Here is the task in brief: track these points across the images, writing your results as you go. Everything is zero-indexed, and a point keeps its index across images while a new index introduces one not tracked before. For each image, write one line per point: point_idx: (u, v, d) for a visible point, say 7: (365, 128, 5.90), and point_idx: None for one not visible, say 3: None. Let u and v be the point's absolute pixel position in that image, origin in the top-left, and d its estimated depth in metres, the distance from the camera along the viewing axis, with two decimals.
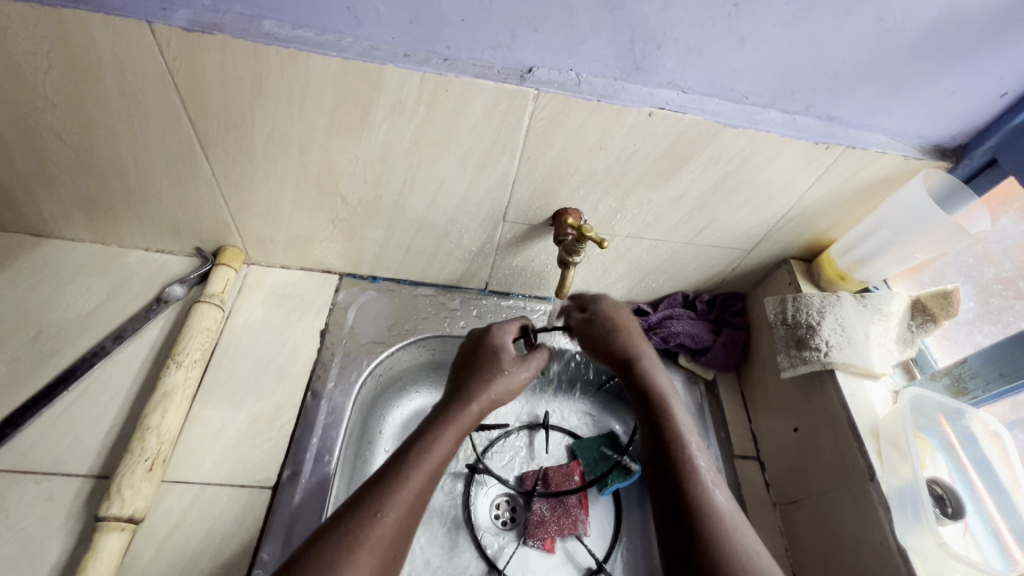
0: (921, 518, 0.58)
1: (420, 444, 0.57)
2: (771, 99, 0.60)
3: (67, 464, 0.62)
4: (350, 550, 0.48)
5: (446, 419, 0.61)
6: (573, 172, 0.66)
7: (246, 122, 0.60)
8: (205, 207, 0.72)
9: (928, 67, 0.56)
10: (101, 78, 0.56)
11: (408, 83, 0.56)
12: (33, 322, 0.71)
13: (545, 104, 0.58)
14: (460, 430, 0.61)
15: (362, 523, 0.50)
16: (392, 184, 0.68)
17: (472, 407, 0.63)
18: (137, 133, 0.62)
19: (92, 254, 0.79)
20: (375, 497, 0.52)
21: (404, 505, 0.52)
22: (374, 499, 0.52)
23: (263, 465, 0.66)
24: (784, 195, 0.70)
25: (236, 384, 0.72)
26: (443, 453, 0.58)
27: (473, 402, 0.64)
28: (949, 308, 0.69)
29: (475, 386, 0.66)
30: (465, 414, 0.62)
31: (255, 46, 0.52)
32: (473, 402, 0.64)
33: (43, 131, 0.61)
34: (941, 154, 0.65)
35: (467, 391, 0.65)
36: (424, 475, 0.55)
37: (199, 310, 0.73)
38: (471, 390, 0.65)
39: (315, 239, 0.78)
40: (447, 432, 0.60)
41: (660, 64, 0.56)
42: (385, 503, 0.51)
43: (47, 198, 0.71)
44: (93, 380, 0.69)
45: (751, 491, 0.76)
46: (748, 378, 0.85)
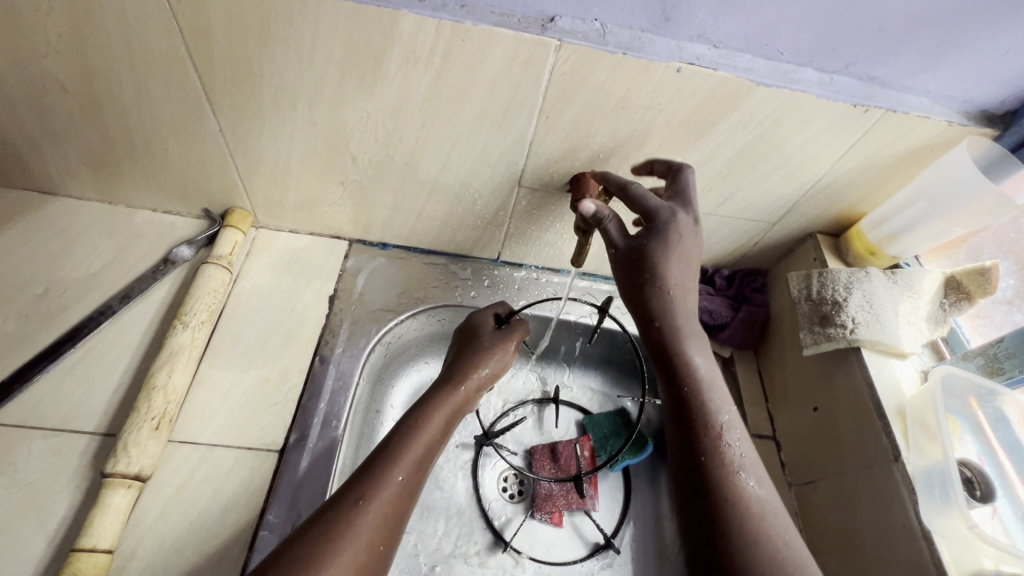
0: (950, 500, 0.55)
1: (407, 428, 0.57)
2: (809, 56, 0.56)
3: (74, 421, 0.62)
4: (335, 537, 0.47)
5: (433, 403, 0.61)
6: (593, 134, 0.63)
7: (254, 73, 0.58)
8: (212, 166, 0.71)
9: (983, 22, 0.52)
10: (103, 22, 0.54)
11: (422, 32, 0.53)
12: (40, 279, 0.71)
13: (567, 57, 0.54)
14: (444, 416, 0.60)
15: (345, 512, 0.48)
16: (404, 143, 0.65)
17: (460, 390, 0.64)
18: (143, 84, 0.60)
19: (99, 213, 0.77)
20: (358, 484, 0.51)
21: (391, 490, 0.51)
22: (361, 485, 0.51)
23: (270, 429, 0.65)
24: (815, 163, 0.67)
25: (244, 348, 0.71)
26: (428, 440, 0.57)
27: (460, 387, 0.64)
28: (987, 286, 0.65)
29: (462, 370, 0.66)
30: (451, 398, 0.63)
31: None
32: (460, 387, 0.64)
33: (45, 80, 0.59)
34: (987, 121, 0.61)
35: (454, 375, 0.65)
36: (410, 462, 0.54)
37: (206, 272, 0.71)
38: (458, 374, 0.66)
39: (324, 202, 0.76)
40: (435, 418, 0.60)
41: (692, 15, 0.52)
42: (368, 490, 0.50)
43: (52, 153, 0.69)
44: (100, 339, 0.68)
45: (765, 470, 0.75)
46: (767, 356, 0.83)
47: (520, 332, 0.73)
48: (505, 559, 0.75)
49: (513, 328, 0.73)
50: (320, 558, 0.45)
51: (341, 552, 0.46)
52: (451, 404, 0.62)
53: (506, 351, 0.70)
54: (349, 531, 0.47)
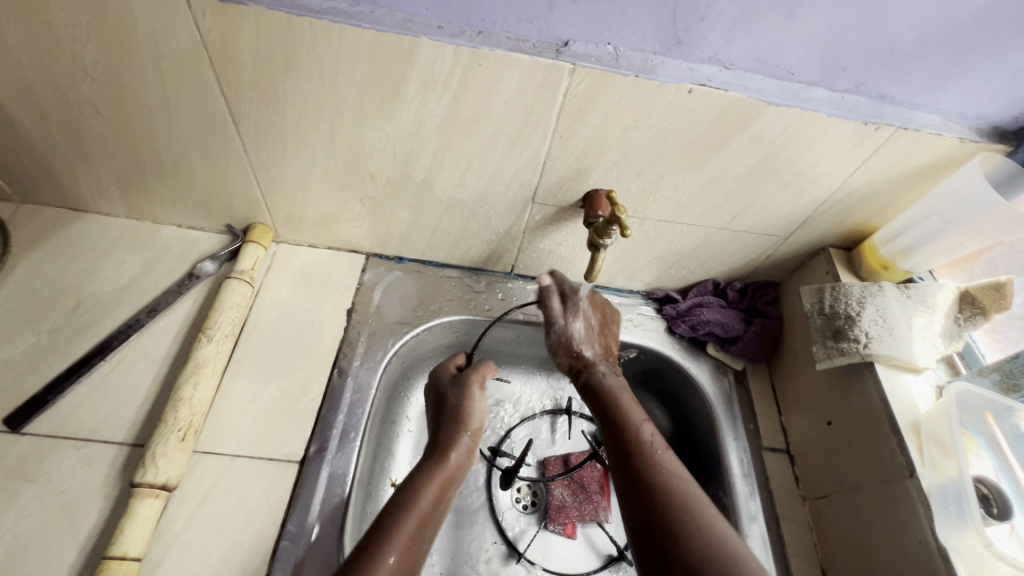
0: (965, 518, 0.55)
1: (396, 508, 0.58)
2: (819, 75, 0.57)
3: (104, 431, 0.64)
4: None
5: (425, 477, 0.62)
6: (605, 152, 0.64)
7: (278, 98, 0.60)
8: (237, 184, 0.73)
9: (993, 44, 0.53)
10: (138, 51, 0.56)
11: (440, 57, 0.55)
12: (72, 293, 0.73)
13: (581, 80, 0.56)
14: (435, 491, 0.61)
15: None
16: (421, 162, 0.67)
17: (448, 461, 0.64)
18: (173, 107, 0.62)
19: (127, 229, 0.80)
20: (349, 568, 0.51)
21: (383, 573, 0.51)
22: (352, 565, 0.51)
23: (290, 440, 0.67)
24: (828, 178, 0.67)
25: (265, 360, 0.73)
26: (417, 521, 0.57)
27: (451, 454, 0.65)
28: (1002, 300, 0.65)
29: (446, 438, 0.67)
30: (439, 473, 0.63)
31: (289, 16, 0.52)
32: (451, 454, 0.65)
33: (81, 105, 0.62)
34: (1000, 137, 0.61)
35: (440, 446, 0.66)
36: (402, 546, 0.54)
37: (230, 286, 0.74)
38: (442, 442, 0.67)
39: (342, 218, 0.78)
40: (425, 495, 0.60)
41: (703, 38, 0.54)
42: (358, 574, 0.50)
43: (85, 172, 0.72)
44: (128, 352, 0.70)
45: (779, 484, 0.75)
46: (780, 369, 0.83)
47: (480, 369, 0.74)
48: (518, 569, 0.76)
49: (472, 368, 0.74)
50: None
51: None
52: (442, 477, 0.63)
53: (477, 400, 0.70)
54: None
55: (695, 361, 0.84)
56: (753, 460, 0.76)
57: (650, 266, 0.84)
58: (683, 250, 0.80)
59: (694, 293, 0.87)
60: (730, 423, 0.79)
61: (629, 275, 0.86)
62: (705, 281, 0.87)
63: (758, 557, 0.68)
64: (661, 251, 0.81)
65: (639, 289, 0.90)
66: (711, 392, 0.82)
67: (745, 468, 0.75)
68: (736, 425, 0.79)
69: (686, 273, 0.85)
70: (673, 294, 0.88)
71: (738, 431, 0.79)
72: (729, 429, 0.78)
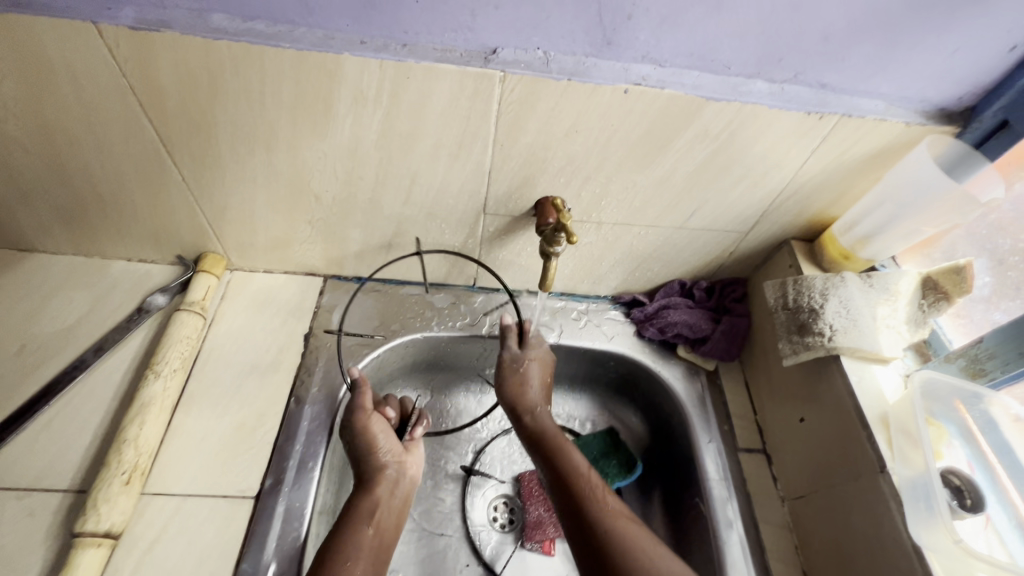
0: (936, 512, 0.54)
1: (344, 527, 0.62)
2: (756, 68, 0.56)
3: (47, 479, 0.61)
4: None
5: (358, 504, 0.65)
6: (550, 158, 0.63)
7: (207, 123, 0.59)
8: (180, 214, 0.71)
9: (927, 23, 0.52)
10: (57, 85, 0.55)
11: (367, 72, 0.53)
12: (15, 336, 0.71)
13: (513, 87, 0.55)
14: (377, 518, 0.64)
15: None
16: (364, 180, 0.66)
17: (379, 478, 0.67)
18: (102, 140, 0.61)
19: (75, 265, 0.78)
20: None
21: None
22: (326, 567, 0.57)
23: (246, 475, 0.65)
24: (779, 170, 0.66)
25: (219, 393, 0.71)
26: (370, 547, 0.61)
27: (377, 481, 0.67)
28: (964, 285, 0.64)
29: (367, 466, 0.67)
30: (377, 492, 0.66)
31: (204, 41, 0.50)
32: (377, 482, 0.67)
33: (9, 144, 0.61)
34: (947, 119, 0.60)
35: (366, 476, 0.67)
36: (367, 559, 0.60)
37: (179, 319, 0.72)
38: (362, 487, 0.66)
39: (293, 241, 0.76)
40: (362, 521, 0.63)
41: (633, 37, 0.53)
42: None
43: (24, 212, 0.70)
44: (75, 394, 0.68)
45: (756, 486, 0.73)
46: (752, 367, 0.81)
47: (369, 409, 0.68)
48: None
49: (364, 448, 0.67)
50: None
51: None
52: (384, 488, 0.67)
53: (380, 439, 0.68)
54: None
55: (666, 365, 0.83)
56: (730, 463, 0.74)
57: (614, 269, 0.82)
58: (644, 252, 0.79)
59: (661, 295, 0.85)
60: (705, 426, 0.77)
61: (594, 280, 0.85)
62: (671, 281, 0.85)
63: (738, 563, 0.66)
64: (623, 255, 0.79)
65: (606, 294, 0.88)
66: (682, 396, 0.80)
67: (721, 471, 0.73)
68: (710, 428, 0.77)
69: (651, 274, 0.84)
70: (640, 297, 0.87)
71: (713, 433, 0.77)
72: (703, 432, 0.77)
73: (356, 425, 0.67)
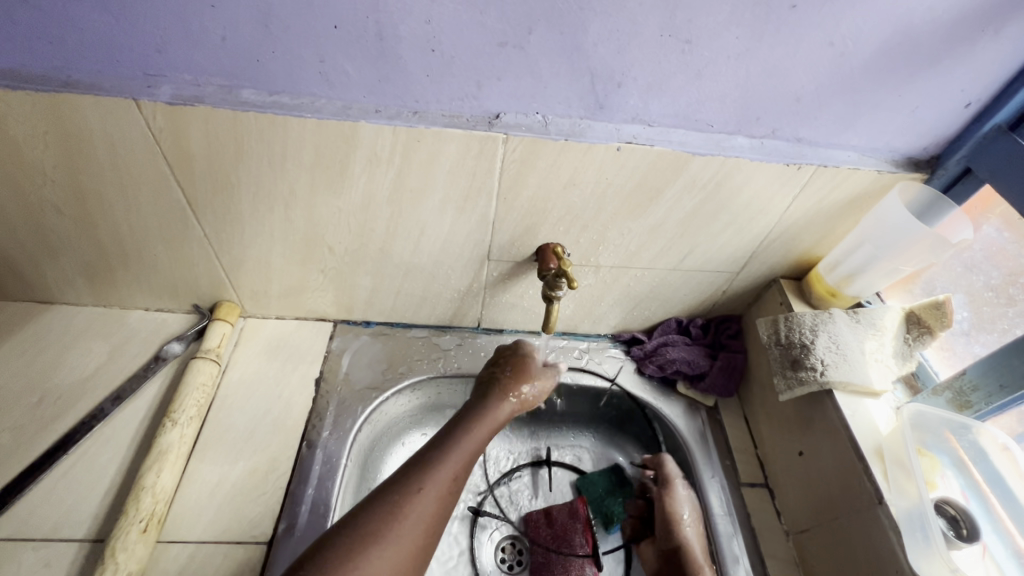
0: (932, 543, 0.56)
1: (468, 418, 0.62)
2: (737, 125, 0.61)
3: (65, 529, 0.63)
4: (391, 517, 0.52)
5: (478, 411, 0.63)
6: (549, 209, 0.68)
7: (231, 184, 0.63)
8: (200, 266, 0.75)
9: (889, 84, 0.57)
10: (94, 153, 0.59)
11: (381, 137, 0.58)
12: (36, 387, 0.73)
13: (515, 147, 0.60)
14: (484, 437, 0.61)
15: (408, 493, 0.54)
16: (376, 232, 0.70)
17: (491, 413, 0.63)
18: (131, 200, 0.65)
19: (94, 316, 0.81)
20: (412, 479, 0.55)
21: (439, 485, 0.56)
22: (415, 476, 0.55)
23: (259, 520, 0.66)
24: (764, 215, 0.70)
25: (232, 439, 0.72)
26: (453, 474, 0.57)
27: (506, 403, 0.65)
28: (944, 319, 0.67)
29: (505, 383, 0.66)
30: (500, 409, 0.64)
31: (235, 113, 0.55)
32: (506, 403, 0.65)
33: (44, 206, 0.65)
34: (915, 166, 0.66)
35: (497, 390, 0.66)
36: (445, 482, 0.56)
37: (195, 366, 0.74)
38: (483, 405, 0.63)
39: (306, 289, 0.79)
40: (476, 431, 0.61)
41: (623, 102, 0.58)
42: (420, 483, 0.55)
43: (50, 267, 0.74)
44: (92, 443, 0.70)
45: (760, 520, 0.74)
46: (750, 401, 0.84)
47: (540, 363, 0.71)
48: None
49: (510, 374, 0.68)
50: (395, 510, 0.53)
51: (397, 534, 0.52)
52: (489, 423, 0.62)
53: (533, 386, 0.68)
54: (405, 514, 0.53)
55: (667, 401, 0.85)
56: (733, 499, 0.76)
57: (613, 309, 0.86)
58: (641, 292, 0.83)
59: (660, 333, 0.88)
60: (707, 461, 0.79)
61: (594, 320, 0.88)
62: (668, 319, 0.88)
63: None
64: (621, 295, 0.83)
65: (606, 332, 0.90)
66: (683, 433, 0.82)
67: (724, 506, 0.75)
68: (712, 463, 0.79)
69: (649, 313, 0.87)
70: (639, 335, 0.89)
71: (715, 468, 0.79)
72: (705, 467, 0.79)
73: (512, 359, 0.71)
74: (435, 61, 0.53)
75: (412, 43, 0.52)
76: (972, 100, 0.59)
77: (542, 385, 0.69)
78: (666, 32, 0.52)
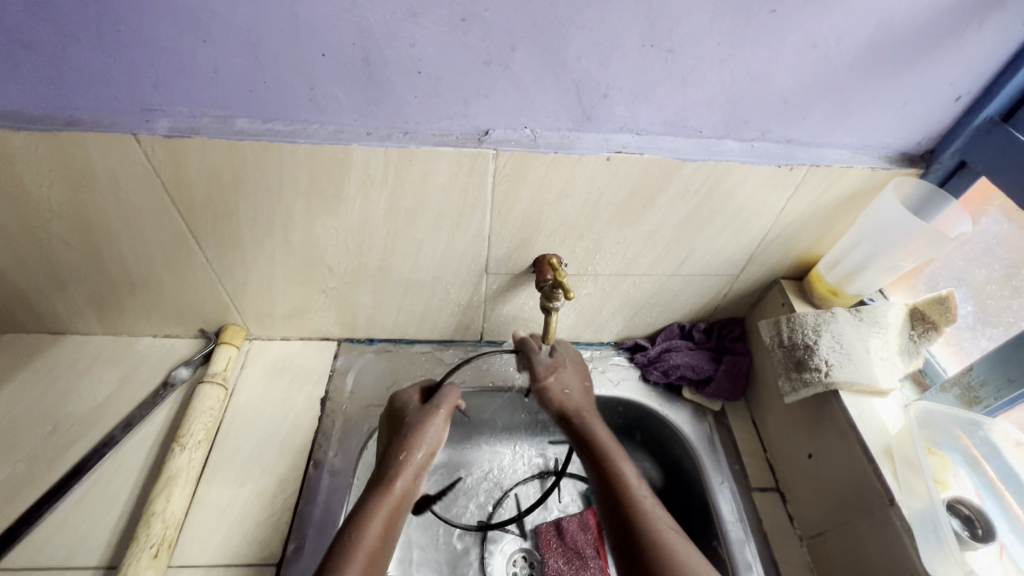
0: (945, 544, 0.55)
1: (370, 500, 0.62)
2: (726, 130, 0.61)
3: (78, 556, 0.64)
4: None
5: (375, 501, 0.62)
6: (544, 221, 0.68)
7: (231, 211, 0.65)
8: (204, 291, 0.76)
9: (875, 82, 0.57)
10: (98, 187, 0.61)
11: (373, 159, 0.59)
12: (50, 417, 0.75)
13: (505, 162, 0.60)
14: (381, 521, 0.60)
15: None
16: (374, 251, 0.71)
17: (385, 498, 0.62)
18: (134, 231, 0.66)
19: (104, 345, 0.83)
20: None
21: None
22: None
23: (268, 541, 0.66)
24: (759, 217, 0.70)
25: (240, 462, 0.73)
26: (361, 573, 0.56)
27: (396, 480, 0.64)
28: (948, 314, 0.66)
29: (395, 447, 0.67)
30: (396, 481, 0.64)
31: (230, 142, 0.57)
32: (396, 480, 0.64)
33: (51, 240, 0.67)
34: (909, 162, 0.65)
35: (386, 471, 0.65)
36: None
37: (203, 390, 0.75)
38: (371, 492, 0.63)
39: (309, 309, 0.80)
40: (373, 523, 0.60)
41: (610, 112, 0.59)
42: None
43: (60, 298, 0.75)
44: (105, 470, 0.71)
45: (773, 526, 0.73)
46: (757, 405, 0.83)
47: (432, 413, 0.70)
48: None
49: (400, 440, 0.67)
50: None
51: None
52: (385, 510, 0.61)
53: (422, 450, 0.67)
54: None
55: (673, 407, 0.85)
56: (745, 504, 0.75)
57: (614, 316, 0.85)
58: (642, 299, 0.82)
59: (662, 338, 0.88)
60: (716, 466, 0.78)
61: (596, 328, 0.88)
62: (671, 325, 0.88)
63: None
64: (621, 302, 0.83)
65: (609, 340, 0.90)
66: (692, 438, 0.81)
67: (735, 512, 0.74)
68: (721, 468, 0.78)
69: (651, 320, 0.87)
70: (642, 342, 0.89)
71: (725, 474, 0.78)
72: (715, 472, 0.78)
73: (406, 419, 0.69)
74: (422, 83, 0.55)
75: (399, 67, 0.53)
76: (963, 93, 0.59)
77: (434, 436, 0.68)
78: (648, 42, 0.52)
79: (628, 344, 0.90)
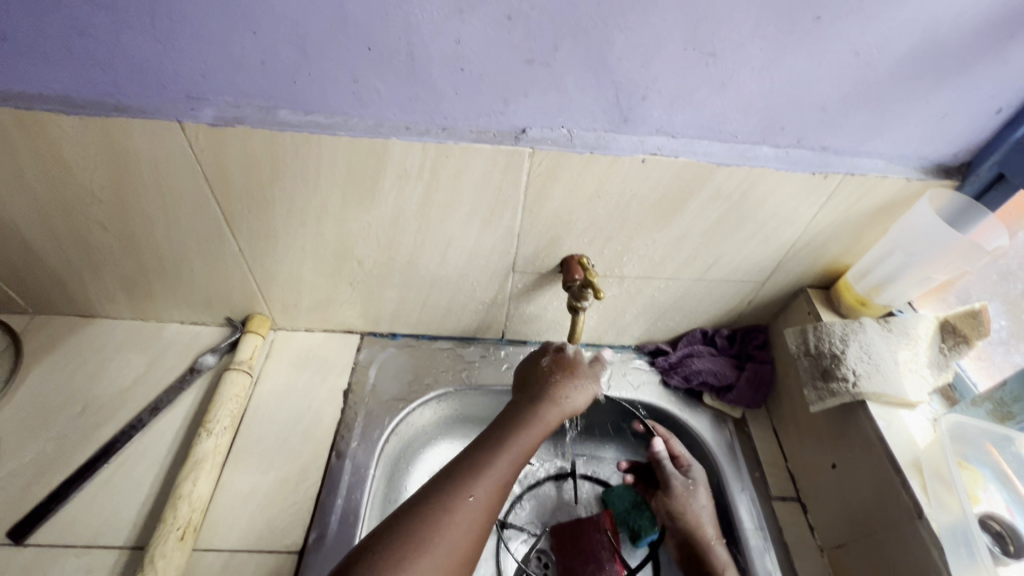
0: (977, 559, 0.55)
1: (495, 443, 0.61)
2: (762, 135, 0.61)
3: (105, 536, 0.65)
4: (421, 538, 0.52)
5: (520, 425, 0.63)
6: (574, 222, 0.68)
7: (267, 201, 0.65)
8: (234, 279, 0.77)
9: (915, 94, 0.57)
10: (139, 173, 0.62)
11: (410, 153, 0.60)
12: (79, 398, 0.76)
13: (541, 160, 0.61)
14: (514, 459, 0.60)
15: (431, 520, 0.53)
16: (403, 245, 0.71)
17: (535, 427, 0.63)
18: (171, 217, 0.67)
19: (132, 329, 0.84)
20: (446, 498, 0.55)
21: (477, 504, 0.56)
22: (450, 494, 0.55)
23: (291, 529, 0.67)
24: (790, 224, 0.70)
25: (263, 449, 0.74)
26: (489, 495, 0.57)
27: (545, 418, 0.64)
28: (981, 327, 0.66)
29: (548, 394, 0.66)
30: (529, 432, 0.63)
31: (272, 133, 0.58)
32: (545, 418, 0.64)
33: (90, 223, 0.68)
34: (946, 173, 0.65)
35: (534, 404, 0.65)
36: (480, 505, 0.56)
37: (229, 378, 0.76)
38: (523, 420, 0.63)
39: (334, 302, 0.81)
40: (507, 455, 0.60)
41: (648, 114, 0.59)
42: (451, 504, 0.54)
43: (94, 281, 0.77)
44: (130, 453, 0.72)
45: (793, 536, 0.73)
46: (778, 414, 0.83)
47: (565, 401, 0.67)
48: None
49: (552, 385, 0.68)
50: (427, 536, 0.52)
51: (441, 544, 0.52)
52: (529, 441, 0.62)
53: (572, 398, 0.67)
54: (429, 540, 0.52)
55: (693, 413, 0.84)
56: (764, 512, 0.75)
57: (638, 319, 0.85)
58: (666, 303, 0.82)
59: (684, 343, 0.87)
60: (735, 474, 0.78)
61: (619, 330, 0.87)
62: (693, 330, 0.88)
63: None
64: (646, 306, 0.83)
65: (630, 343, 0.90)
66: (712, 445, 0.81)
67: (755, 521, 0.74)
68: (741, 476, 0.78)
69: (674, 324, 0.87)
70: (663, 346, 0.89)
71: (745, 482, 0.77)
72: (734, 480, 0.77)
73: (557, 363, 0.71)
74: (464, 79, 0.55)
75: (442, 63, 0.54)
76: (1004, 106, 0.59)
77: (585, 391, 0.69)
78: (690, 45, 0.53)
79: (649, 348, 0.90)
